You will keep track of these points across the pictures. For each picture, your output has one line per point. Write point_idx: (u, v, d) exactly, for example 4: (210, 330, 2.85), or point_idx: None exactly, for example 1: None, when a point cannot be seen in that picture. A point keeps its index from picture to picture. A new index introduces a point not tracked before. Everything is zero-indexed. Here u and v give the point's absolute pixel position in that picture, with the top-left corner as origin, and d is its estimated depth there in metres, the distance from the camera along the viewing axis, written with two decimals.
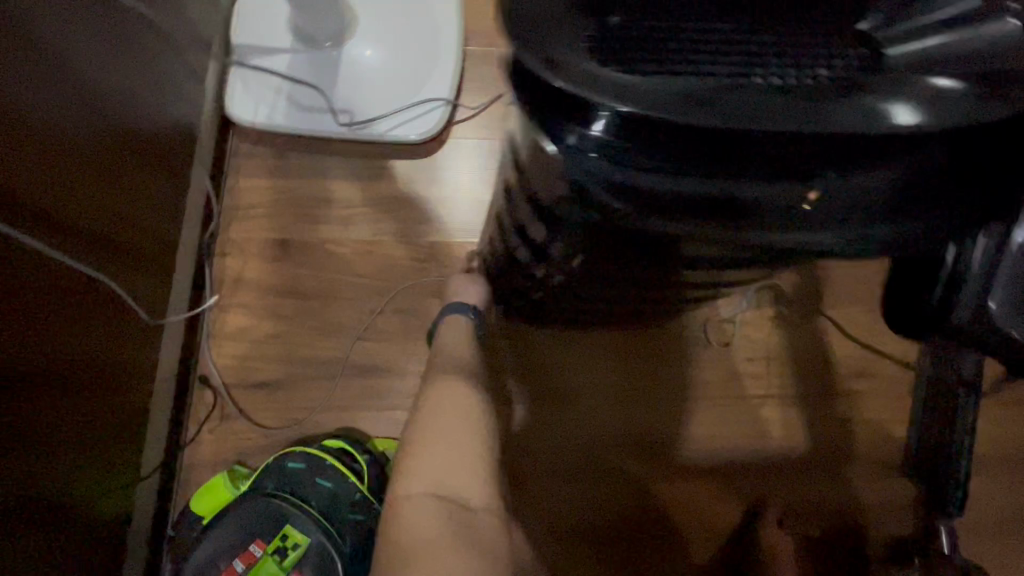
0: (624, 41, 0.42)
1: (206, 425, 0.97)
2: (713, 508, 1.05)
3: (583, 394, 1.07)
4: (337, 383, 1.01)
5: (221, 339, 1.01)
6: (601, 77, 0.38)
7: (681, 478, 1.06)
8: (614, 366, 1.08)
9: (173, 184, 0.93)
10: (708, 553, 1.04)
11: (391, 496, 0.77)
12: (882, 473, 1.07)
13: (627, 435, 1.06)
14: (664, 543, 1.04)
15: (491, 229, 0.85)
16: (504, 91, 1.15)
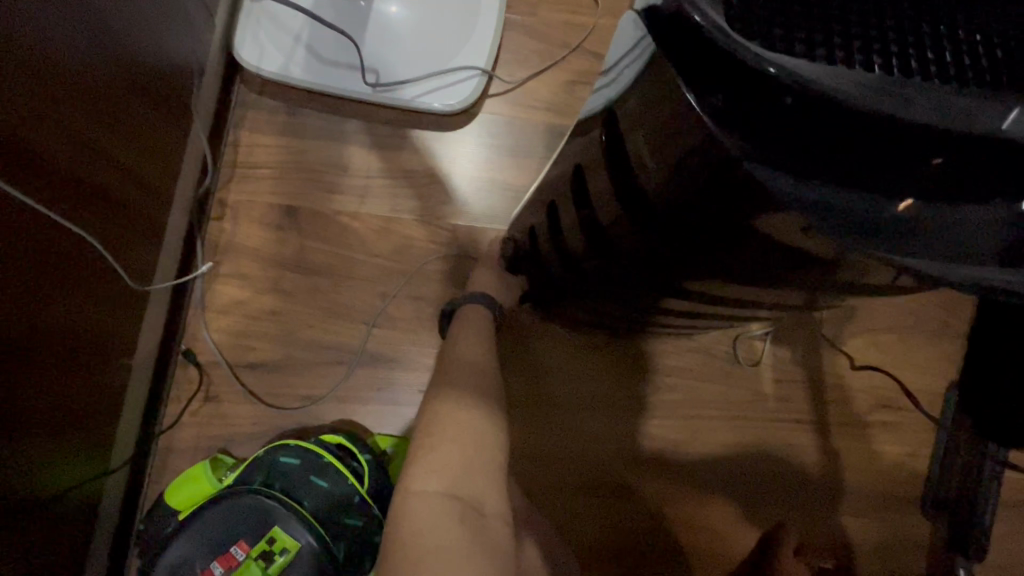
0: None
1: (187, 406, 0.87)
2: (726, 533, 1.00)
3: (597, 404, 1.01)
4: (339, 370, 0.91)
5: (212, 311, 0.91)
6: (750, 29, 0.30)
7: (695, 499, 1.01)
8: (632, 377, 1.02)
9: (171, 131, 0.81)
10: None
11: (400, 490, 0.66)
12: (901, 508, 1.03)
13: (640, 450, 1.01)
14: (672, 567, 0.98)
15: (531, 219, 0.77)
16: (545, 66, 1.05)
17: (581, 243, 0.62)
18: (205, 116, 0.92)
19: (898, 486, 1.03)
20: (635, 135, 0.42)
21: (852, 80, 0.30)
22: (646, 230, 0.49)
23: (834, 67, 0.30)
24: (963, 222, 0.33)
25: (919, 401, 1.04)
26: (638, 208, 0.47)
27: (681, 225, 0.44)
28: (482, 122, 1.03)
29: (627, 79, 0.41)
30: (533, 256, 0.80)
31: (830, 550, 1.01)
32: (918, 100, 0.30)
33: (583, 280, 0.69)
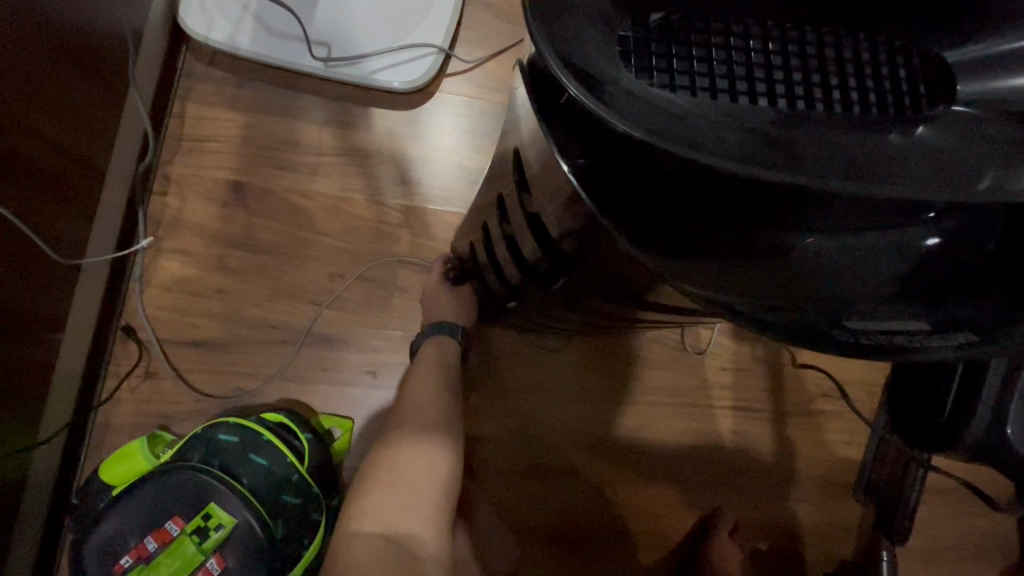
0: (672, 44, 0.36)
1: (127, 382, 0.86)
2: (667, 516, 1.03)
3: (551, 384, 1.03)
4: (286, 350, 0.91)
5: (154, 286, 0.89)
6: (632, 95, 0.33)
7: (640, 482, 1.03)
8: (583, 365, 1.04)
9: (104, 101, 0.79)
10: (654, 556, 1.02)
11: (336, 541, 0.68)
12: (834, 494, 1.06)
13: (591, 434, 1.03)
14: (613, 547, 1.01)
15: (470, 223, 0.76)
16: (506, 46, 1.03)
17: (512, 262, 0.62)
18: (145, 88, 0.89)
19: (834, 473, 1.06)
20: (532, 131, 0.42)
21: (726, 144, 0.33)
22: (557, 253, 0.49)
23: (706, 134, 0.33)
24: (819, 265, 0.39)
25: (859, 392, 1.07)
26: (546, 218, 0.46)
27: (577, 252, 0.44)
28: (439, 102, 1.00)
29: (526, 112, 0.42)
30: (473, 267, 0.79)
31: (767, 532, 1.04)
32: (788, 162, 0.33)
33: (517, 298, 0.69)
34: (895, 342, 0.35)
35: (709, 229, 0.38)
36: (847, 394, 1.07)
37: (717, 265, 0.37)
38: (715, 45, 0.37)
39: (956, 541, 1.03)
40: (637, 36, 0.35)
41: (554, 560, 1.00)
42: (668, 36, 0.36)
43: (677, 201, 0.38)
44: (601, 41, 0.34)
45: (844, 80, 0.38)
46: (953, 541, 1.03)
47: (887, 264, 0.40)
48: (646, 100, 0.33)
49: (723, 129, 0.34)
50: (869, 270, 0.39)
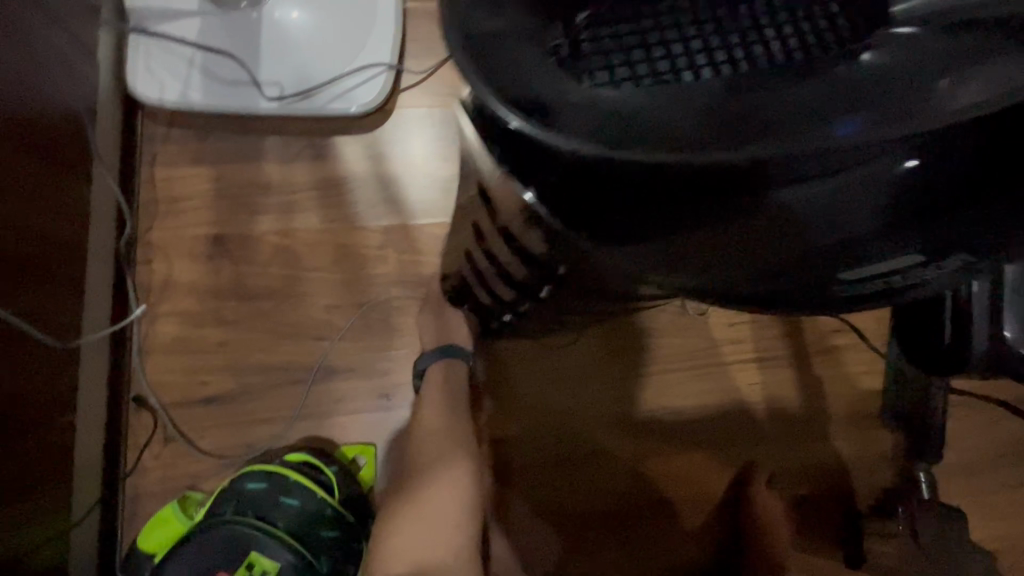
0: (600, 49, 0.38)
1: (147, 450, 0.87)
2: (702, 480, 1.03)
3: (563, 378, 1.03)
4: (296, 389, 0.92)
5: (155, 352, 0.90)
6: (578, 108, 0.32)
7: (668, 452, 1.03)
8: (593, 352, 1.04)
9: (73, 183, 0.80)
10: (698, 520, 1.02)
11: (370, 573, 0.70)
12: (863, 425, 1.05)
13: (613, 417, 1.03)
14: (655, 520, 1.02)
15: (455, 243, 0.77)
16: None
17: (493, 264, 0.62)
18: (110, 161, 0.90)
19: (859, 405, 1.06)
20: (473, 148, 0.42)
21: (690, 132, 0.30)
22: (531, 259, 0.49)
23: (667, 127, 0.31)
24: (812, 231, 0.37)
25: (869, 322, 1.07)
26: (513, 227, 0.47)
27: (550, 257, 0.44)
28: (401, 119, 1.01)
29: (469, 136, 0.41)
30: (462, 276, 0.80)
31: (804, 475, 1.04)
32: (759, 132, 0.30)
33: (512, 310, 0.70)
34: (890, 285, 0.39)
35: (693, 220, 0.36)
36: (859, 326, 1.07)
37: (704, 255, 0.36)
38: (636, 43, 0.39)
39: (994, 449, 1.03)
40: (565, 46, 0.36)
41: (598, 544, 1.00)
42: (595, 41, 0.38)
43: (664, 202, 0.34)
44: (535, 60, 0.33)
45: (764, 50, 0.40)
46: (990, 450, 1.03)
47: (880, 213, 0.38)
48: (590, 107, 0.32)
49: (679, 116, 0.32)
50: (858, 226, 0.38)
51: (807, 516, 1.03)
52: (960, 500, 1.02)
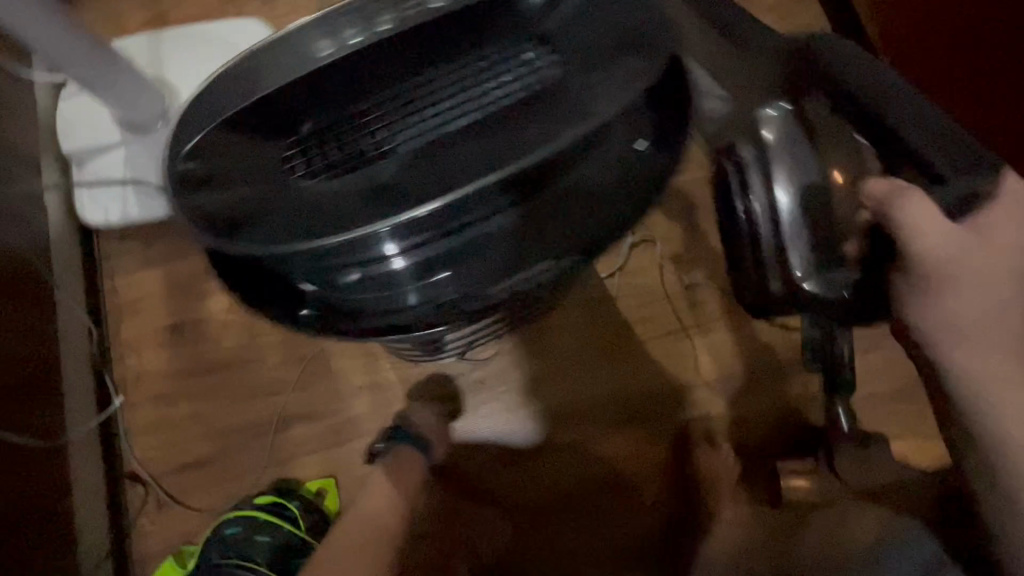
0: (318, 153, 0.52)
1: (145, 517, 1.02)
2: (653, 451, 1.10)
3: (561, 366, 1.13)
4: (261, 441, 1.06)
5: (138, 434, 1.05)
6: (281, 216, 0.47)
7: (617, 431, 1.11)
8: (584, 339, 1.14)
9: (36, 310, 0.97)
10: (656, 489, 1.08)
11: None
12: (787, 373, 1.10)
13: (601, 395, 1.12)
14: (617, 495, 1.09)
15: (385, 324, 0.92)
16: None
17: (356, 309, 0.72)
18: (73, 282, 1.07)
19: (780, 354, 1.11)
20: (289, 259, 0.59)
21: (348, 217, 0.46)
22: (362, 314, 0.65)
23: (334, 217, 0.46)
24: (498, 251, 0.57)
25: None
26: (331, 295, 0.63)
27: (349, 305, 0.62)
28: None
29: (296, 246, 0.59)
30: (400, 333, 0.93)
31: (743, 430, 1.09)
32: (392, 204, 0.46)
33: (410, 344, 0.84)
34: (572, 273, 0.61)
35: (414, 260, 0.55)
36: None
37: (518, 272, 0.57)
38: (348, 138, 0.52)
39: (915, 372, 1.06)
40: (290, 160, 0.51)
41: (563, 526, 1.08)
42: (313, 145, 0.52)
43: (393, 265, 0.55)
44: (256, 185, 0.49)
45: (448, 114, 0.52)
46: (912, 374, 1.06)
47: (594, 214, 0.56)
48: (288, 214, 0.47)
49: (352, 203, 0.48)
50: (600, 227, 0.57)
51: (753, 469, 1.08)
52: (893, 428, 1.05)
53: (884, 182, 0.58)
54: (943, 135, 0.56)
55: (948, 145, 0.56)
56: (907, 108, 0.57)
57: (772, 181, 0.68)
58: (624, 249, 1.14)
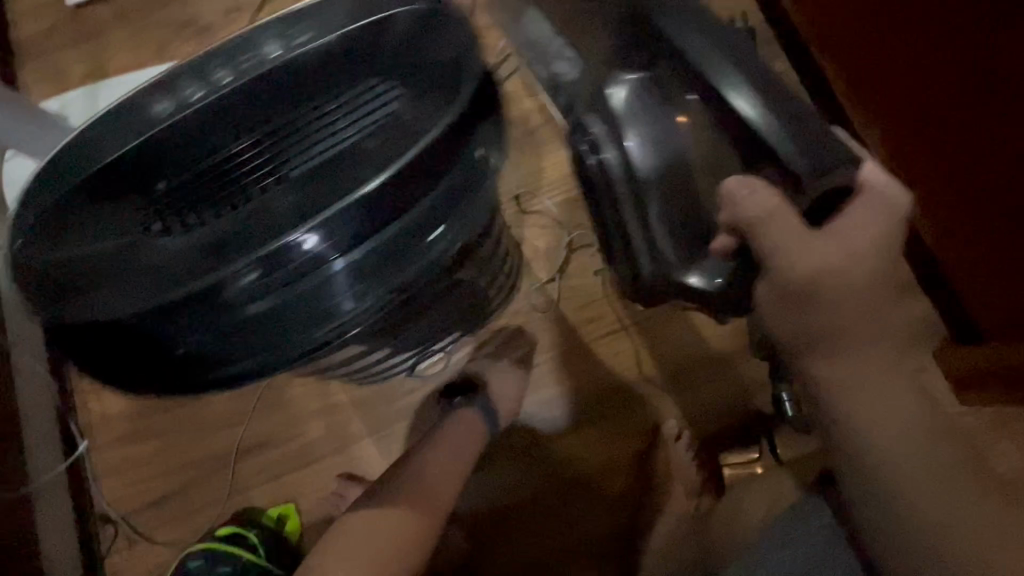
0: (164, 208, 0.53)
1: (119, 555, 1.06)
2: (610, 448, 1.09)
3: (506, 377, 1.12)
4: (223, 473, 1.09)
5: (107, 475, 1.09)
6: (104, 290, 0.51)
7: (572, 433, 1.10)
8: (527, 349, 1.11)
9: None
10: (617, 485, 1.08)
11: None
12: (736, 361, 1.10)
13: (549, 401, 1.11)
14: (577, 496, 1.08)
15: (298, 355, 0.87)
16: None
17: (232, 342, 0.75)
18: (31, 334, 1.10)
19: (728, 343, 1.11)
20: None
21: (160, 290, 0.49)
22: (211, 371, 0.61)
23: (146, 292, 0.49)
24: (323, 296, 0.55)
25: None
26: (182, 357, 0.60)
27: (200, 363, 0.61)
28: None
29: None
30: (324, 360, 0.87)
31: (697, 420, 1.09)
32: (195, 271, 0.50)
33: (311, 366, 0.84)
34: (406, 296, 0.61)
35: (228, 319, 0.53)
36: None
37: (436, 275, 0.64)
38: (189, 194, 0.53)
39: None
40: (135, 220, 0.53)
41: (526, 531, 1.08)
42: (161, 200, 0.53)
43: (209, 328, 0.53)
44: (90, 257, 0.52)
45: (277, 161, 0.54)
46: None
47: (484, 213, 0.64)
48: (112, 289, 0.51)
49: (170, 270, 0.51)
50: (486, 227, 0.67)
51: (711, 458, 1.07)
52: None
53: (733, 179, 0.55)
54: (766, 91, 0.56)
55: (810, 142, 0.54)
56: (731, 61, 0.57)
57: (624, 138, 0.65)
58: (564, 252, 1.15)
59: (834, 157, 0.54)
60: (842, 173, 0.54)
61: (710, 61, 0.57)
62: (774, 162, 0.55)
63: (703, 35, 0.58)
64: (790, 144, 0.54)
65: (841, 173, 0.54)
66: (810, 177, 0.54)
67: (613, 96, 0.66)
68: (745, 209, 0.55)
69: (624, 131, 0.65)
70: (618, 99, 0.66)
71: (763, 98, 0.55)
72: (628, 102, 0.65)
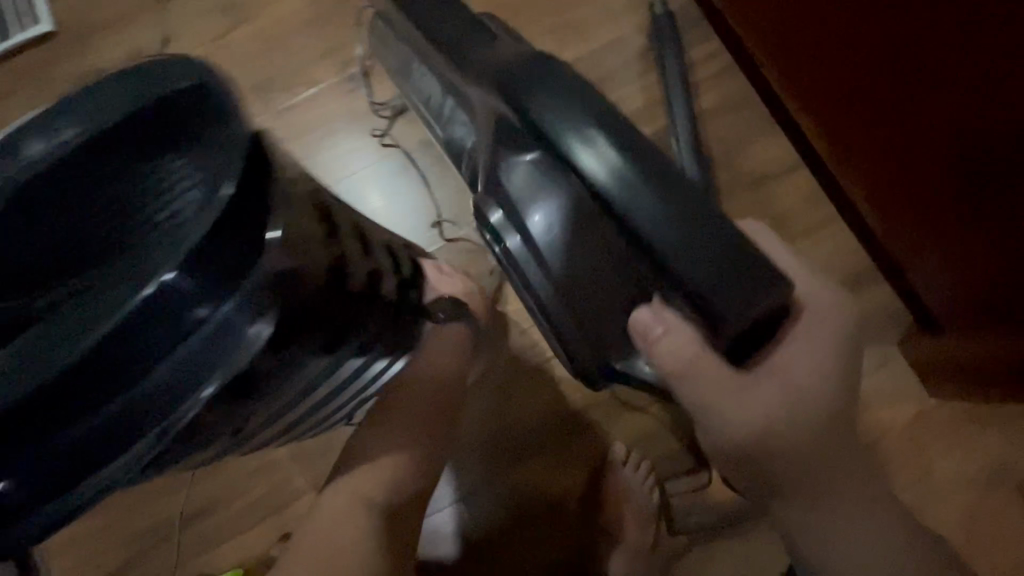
0: None
1: None
2: (566, 466, 1.06)
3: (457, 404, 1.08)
4: (171, 541, 1.06)
5: (54, 554, 1.07)
6: None
7: (527, 454, 1.06)
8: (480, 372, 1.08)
9: None
10: (577, 504, 1.05)
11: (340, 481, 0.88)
12: None
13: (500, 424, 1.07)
14: (536, 518, 1.05)
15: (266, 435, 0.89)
16: None
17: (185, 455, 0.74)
18: None
19: None
20: None
21: None
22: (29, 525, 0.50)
23: None
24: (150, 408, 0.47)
25: None
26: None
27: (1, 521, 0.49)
28: None
29: None
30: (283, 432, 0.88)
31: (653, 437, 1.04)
32: None
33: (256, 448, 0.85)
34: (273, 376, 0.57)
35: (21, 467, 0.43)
36: None
37: (293, 361, 0.58)
38: None
39: None
40: None
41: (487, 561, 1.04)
42: None
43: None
44: None
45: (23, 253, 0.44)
46: None
47: (317, 275, 0.55)
48: None
49: None
50: (342, 291, 0.61)
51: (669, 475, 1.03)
52: None
53: (647, 316, 0.62)
54: (646, 179, 0.54)
55: (694, 221, 0.53)
56: (608, 141, 0.56)
57: (527, 229, 0.69)
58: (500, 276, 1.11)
59: (751, 280, 0.51)
60: (759, 301, 0.52)
61: (582, 144, 0.57)
62: (667, 272, 0.53)
63: (576, 106, 0.58)
64: (680, 251, 0.52)
65: (758, 298, 0.51)
66: (713, 292, 0.52)
67: (509, 184, 0.67)
68: (662, 355, 0.62)
69: (524, 217, 0.68)
70: (516, 187, 0.66)
71: (643, 190, 0.54)
72: (525, 188, 0.66)
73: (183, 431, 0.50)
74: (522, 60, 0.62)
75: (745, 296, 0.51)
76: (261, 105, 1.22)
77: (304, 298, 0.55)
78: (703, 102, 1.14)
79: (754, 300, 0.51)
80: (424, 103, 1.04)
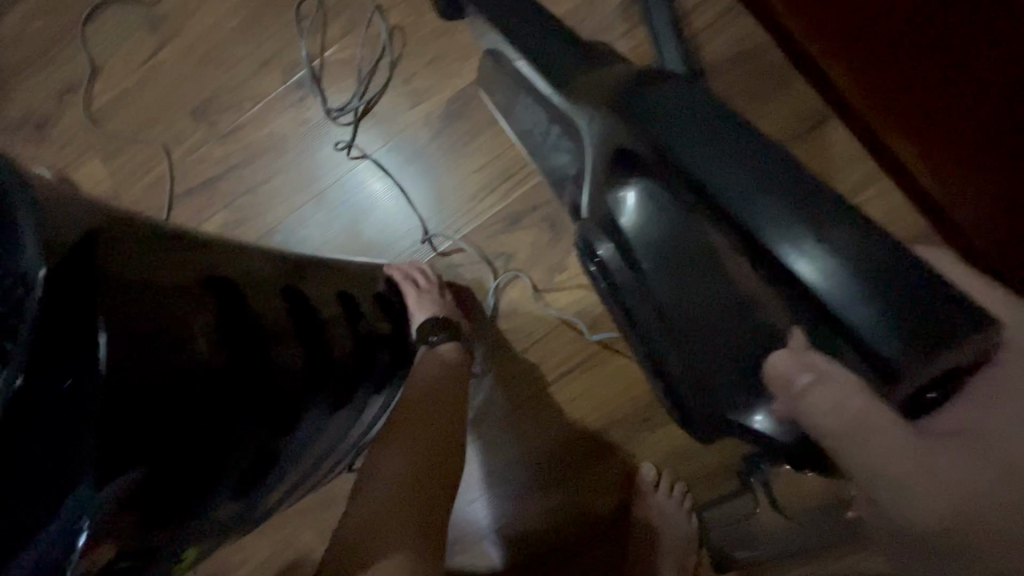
0: None
1: None
2: (594, 469, 0.96)
3: (479, 412, 0.98)
4: None
5: None
6: None
7: (548, 458, 0.96)
8: (493, 380, 0.99)
9: None
10: (609, 503, 0.95)
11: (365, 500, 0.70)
12: None
13: (519, 425, 0.97)
14: (565, 525, 0.96)
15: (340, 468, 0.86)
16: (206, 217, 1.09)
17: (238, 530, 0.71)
18: None
19: None
20: None
21: None
22: None
23: None
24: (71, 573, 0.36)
25: None
26: None
27: None
28: None
29: None
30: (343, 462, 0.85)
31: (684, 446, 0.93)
32: None
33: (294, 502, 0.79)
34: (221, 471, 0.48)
35: None
36: None
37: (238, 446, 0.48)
38: None
39: None
40: None
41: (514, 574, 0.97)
42: None
43: None
44: None
45: None
46: None
47: (216, 356, 0.47)
48: None
49: None
50: (260, 367, 0.51)
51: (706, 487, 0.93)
52: None
53: (785, 359, 0.50)
54: (799, 215, 0.49)
55: (867, 265, 0.46)
56: (752, 175, 0.51)
57: (634, 260, 0.63)
58: (496, 285, 0.99)
59: (937, 320, 0.45)
60: (946, 352, 0.44)
61: (709, 167, 0.52)
62: (835, 327, 0.47)
63: (702, 127, 0.54)
64: (853, 300, 0.46)
65: (946, 344, 0.44)
66: (892, 343, 0.45)
67: (616, 219, 0.63)
68: (814, 411, 0.48)
69: (631, 249, 0.63)
70: (626, 223, 0.62)
71: (798, 229, 0.49)
72: (637, 224, 0.61)
73: (194, 531, 0.48)
74: (681, 107, 0.56)
75: (936, 349, 0.44)
76: (206, 130, 1.09)
77: (212, 385, 0.45)
78: (704, 56, 0.97)
79: (941, 352, 0.44)
80: (523, 138, 0.94)
